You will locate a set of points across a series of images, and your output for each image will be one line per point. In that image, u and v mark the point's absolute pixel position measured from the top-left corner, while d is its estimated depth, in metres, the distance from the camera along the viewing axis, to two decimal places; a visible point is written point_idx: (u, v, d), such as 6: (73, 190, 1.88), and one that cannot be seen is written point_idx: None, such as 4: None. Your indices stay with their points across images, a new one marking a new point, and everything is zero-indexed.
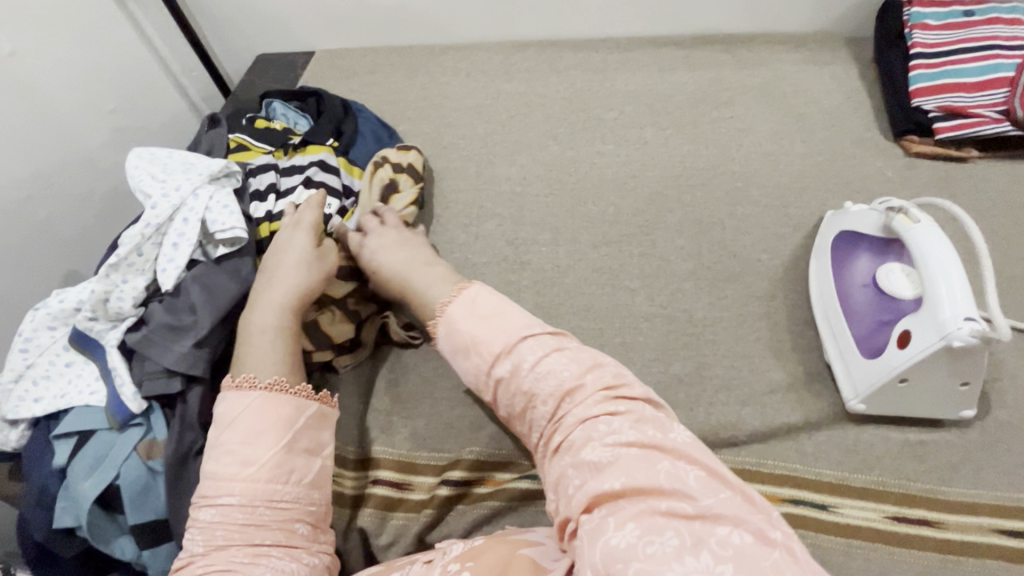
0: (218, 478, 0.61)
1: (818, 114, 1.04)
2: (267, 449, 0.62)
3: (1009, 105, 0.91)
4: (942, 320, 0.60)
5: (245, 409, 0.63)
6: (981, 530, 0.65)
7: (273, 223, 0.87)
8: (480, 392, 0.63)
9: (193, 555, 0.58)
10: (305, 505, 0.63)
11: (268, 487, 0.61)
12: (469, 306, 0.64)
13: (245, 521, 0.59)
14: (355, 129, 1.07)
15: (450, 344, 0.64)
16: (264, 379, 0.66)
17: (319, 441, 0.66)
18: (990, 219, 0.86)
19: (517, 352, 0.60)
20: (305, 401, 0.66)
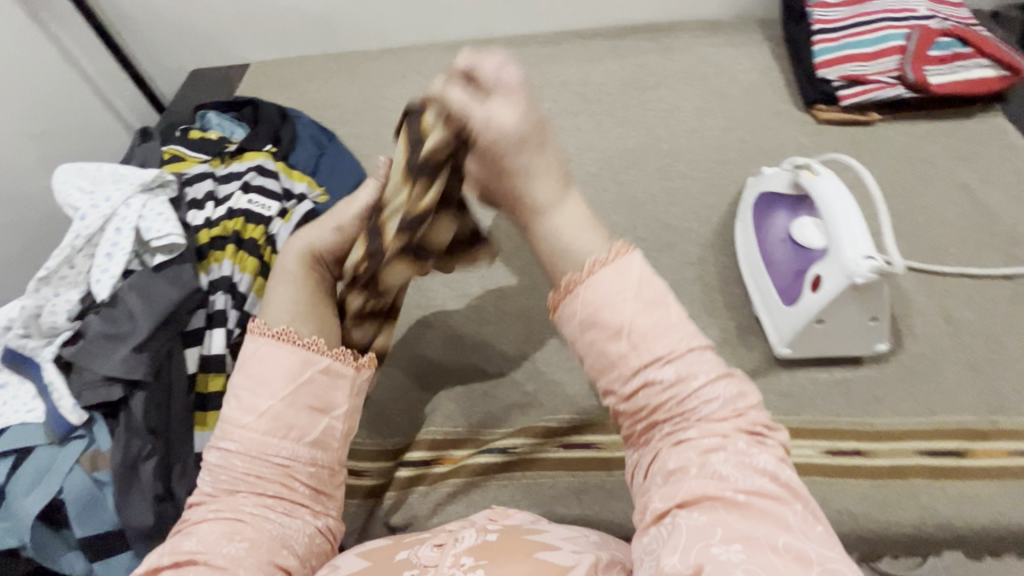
0: (227, 422, 0.60)
1: (738, 91, 1.10)
2: (267, 398, 0.59)
3: (901, 71, 0.99)
4: (847, 259, 0.65)
5: (257, 357, 0.61)
6: (903, 455, 0.68)
7: (212, 229, 0.87)
8: (601, 373, 0.55)
9: (200, 495, 0.58)
10: (308, 462, 0.60)
11: (269, 440, 0.58)
12: (619, 286, 0.55)
13: (244, 470, 0.57)
14: (294, 134, 1.07)
15: (585, 317, 0.55)
16: (275, 327, 0.63)
17: (327, 399, 0.62)
18: (894, 174, 0.94)
19: (681, 361, 0.53)
20: (312, 355, 0.62)
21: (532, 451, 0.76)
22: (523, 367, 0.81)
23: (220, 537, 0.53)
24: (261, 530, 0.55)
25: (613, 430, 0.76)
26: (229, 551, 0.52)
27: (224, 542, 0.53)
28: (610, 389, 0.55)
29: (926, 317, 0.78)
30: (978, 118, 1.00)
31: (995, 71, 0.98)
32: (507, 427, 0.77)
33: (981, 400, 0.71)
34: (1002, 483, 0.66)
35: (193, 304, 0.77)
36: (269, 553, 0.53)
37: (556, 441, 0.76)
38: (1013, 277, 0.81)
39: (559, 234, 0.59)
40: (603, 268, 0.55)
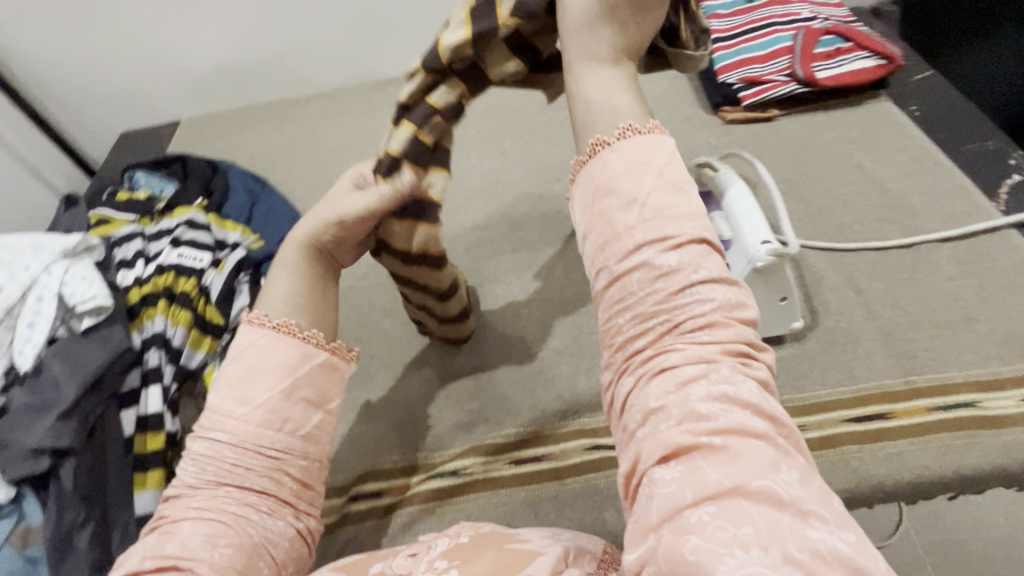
0: (218, 411, 0.59)
1: (651, 101, 1.16)
2: (262, 390, 0.59)
3: (792, 69, 1.06)
4: (747, 246, 0.70)
5: (254, 346, 0.61)
6: (831, 424, 0.71)
7: (142, 287, 0.86)
8: (600, 247, 0.52)
9: (185, 489, 0.56)
10: (298, 457, 0.59)
11: (264, 432, 0.58)
12: (641, 158, 0.53)
13: (234, 461, 0.57)
14: (226, 186, 1.08)
15: (599, 184, 0.53)
16: (276, 319, 0.62)
17: (322, 394, 0.62)
18: (798, 163, 1.00)
19: (685, 251, 0.50)
20: (312, 350, 0.62)
21: (483, 470, 0.75)
22: (467, 386, 0.82)
23: (205, 540, 0.52)
24: (242, 537, 0.53)
25: (562, 440, 0.76)
26: (213, 556, 0.51)
27: (204, 547, 0.51)
28: (604, 265, 0.52)
29: (838, 292, 0.83)
30: (867, 105, 1.08)
31: (875, 61, 1.06)
32: (456, 449, 0.77)
33: (895, 363, 0.75)
34: (925, 440, 0.69)
35: (125, 364, 0.78)
36: (247, 562, 0.52)
37: (507, 457, 0.75)
38: (912, 246, 0.87)
39: (589, 100, 0.58)
40: (627, 138, 0.54)
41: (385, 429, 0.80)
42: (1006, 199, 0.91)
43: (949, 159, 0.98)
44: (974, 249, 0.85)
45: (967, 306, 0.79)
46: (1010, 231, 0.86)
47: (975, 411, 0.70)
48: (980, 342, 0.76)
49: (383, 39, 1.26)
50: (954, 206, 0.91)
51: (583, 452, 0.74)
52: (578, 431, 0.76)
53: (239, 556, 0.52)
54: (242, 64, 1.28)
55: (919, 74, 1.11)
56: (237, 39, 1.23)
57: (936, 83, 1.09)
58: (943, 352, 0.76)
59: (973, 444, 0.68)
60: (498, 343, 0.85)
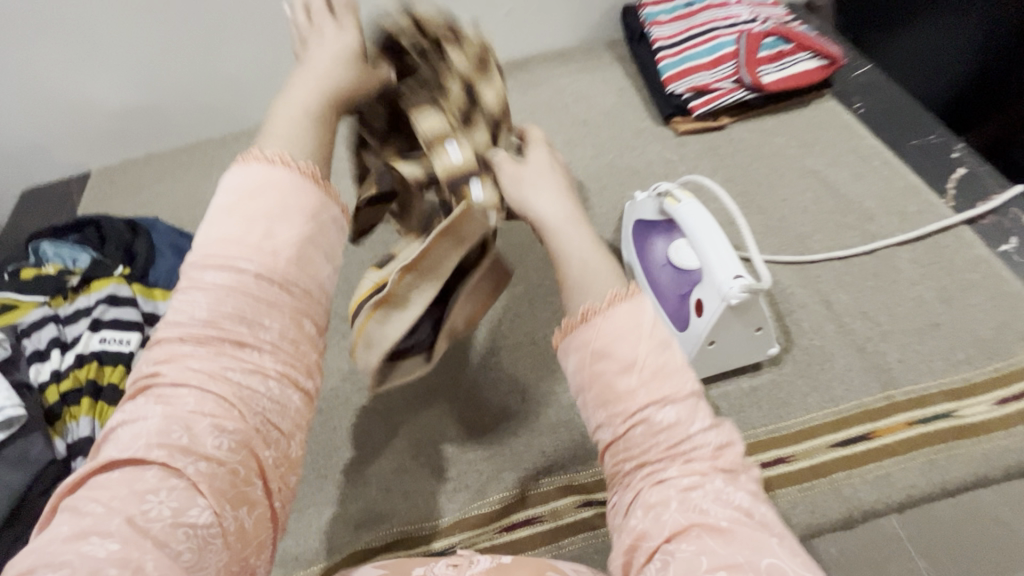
0: (219, 250, 0.46)
1: (600, 116, 1.13)
2: (284, 227, 0.47)
3: (738, 75, 1.04)
4: (720, 282, 0.67)
5: (257, 180, 0.48)
6: (820, 451, 0.70)
7: (61, 383, 0.76)
8: (602, 407, 0.49)
9: (187, 331, 0.43)
10: (319, 311, 0.49)
11: (286, 278, 0.46)
12: (633, 322, 0.49)
13: (253, 292, 0.44)
14: (151, 247, 0.96)
15: (596, 348, 0.50)
16: (274, 153, 0.50)
17: (336, 249, 0.51)
18: (752, 173, 0.99)
19: (684, 405, 0.47)
20: (329, 200, 0.51)
21: (472, 544, 0.70)
22: (443, 452, 0.76)
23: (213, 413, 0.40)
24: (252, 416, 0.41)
25: (551, 501, 0.72)
26: (218, 444, 0.40)
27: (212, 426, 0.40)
28: (608, 423, 0.49)
29: (808, 309, 0.82)
30: (813, 106, 1.08)
31: (817, 61, 1.06)
32: (442, 522, 0.71)
33: (872, 379, 0.75)
34: (911, 456, 0.69)
35: (49, 480, 0.68)
36: (262, 440, 0.42)
37: (495, 526, 0.71)
38: (873, 252, 0.87)
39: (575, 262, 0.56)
40: (616, 303, 0.50)
41: (356, 512, 0.73)
42: (954, 194, 0.92)
43: (896, 155, 0.99)
44: (930, 249, 0.86)
45: (931, 310, 0.80)
46: (961, 229, 0.88)
47: (953, 421, 0.71)
48: (949, 347, 0.77)
49: None
50: (907, 206, 0.92)
51: (574, 511, 0.71)
52: (566, 488, 0.72)
53: (251, 438, 0.41)
54: (155, 106, 1.15)
55: (858, 69, 1.12)
56: (146, 82, 1.11)
57: (876, 77, 1.10)
58: (916, 362, 0.76)
59: (954, 457, 0.69)
60: (470, 399, 0.80)
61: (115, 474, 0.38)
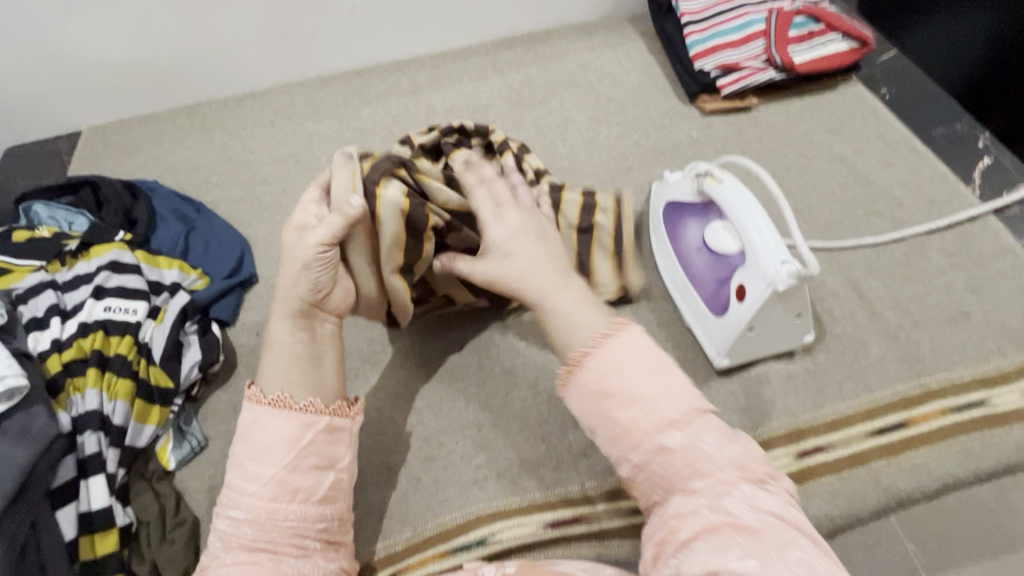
0: (233, 489, 0.56)
1: (624, 93, 1.09)
2: (270, 466, 0.55)
3: (768, 54, 1.02)
4: (766, 267, 0.65)
5: (255, 425, 0.57)
6: (858, 440, 0.70)
7: (63, 353, 0.71)
8: (613, 443, 0.52)
9: (209, 563, 0.54)
10: (315, 522, 0.56)
11: (275, 503, 0.54)
12: (625, 357, 0.53)
13: (253, 538, 0.53)
14: (151, 213, 0.92)
15: (594, 391, 0.53)
16: (271, 394, 0.58)
17: (329, 454, 0.58)
18: (780, 157, 0.97)
19: (687, 425, 0.51)
20: (313, 417, 0.58)
21: (506, 533, 0.67)
22: (472, 438, 0.74)
23: None
24: None
25: (601, 500, 0.69)
26: None
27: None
28: (623, 458, 0.52)
29: (840, 297, 0.81)
30: (840, 89, 1.06)
31: (847, 44, 1.03)
32: (482, 513, 0.69)
33: (906, 367, 0.75)
34: (945, 445, 0.70)
35: (55, 455, 0.64)
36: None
37: (540, 522, 0.68)
38: (903, 239, 0.86)
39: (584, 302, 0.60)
40: (606, 345, 0.53)
41: (384, 494, 0.71)
42: (980, 183, 0.92)
43: (924, 143, 0.98)
44: (960, 238, 0.86)
45: (961, 300, 0.80)
46: (989, 218, 0.88)
47: (986, 410, 0.71)
48: (979, 337, 0.77)
49: (319, 25, 1.09)
50: (935, 193, 0.91)
51: (624, 514, 0.68)
52: (616, 485, 0.70)
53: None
54: (153, 63, 1.08)
55: (883, 54, 1.10)
56: (142, 34, 1.03)
57: (904, 63, 1.08)
58: (948, 351, 0.76)
59: (989, 446, 0.69)
60: (498, 380, 0.78)
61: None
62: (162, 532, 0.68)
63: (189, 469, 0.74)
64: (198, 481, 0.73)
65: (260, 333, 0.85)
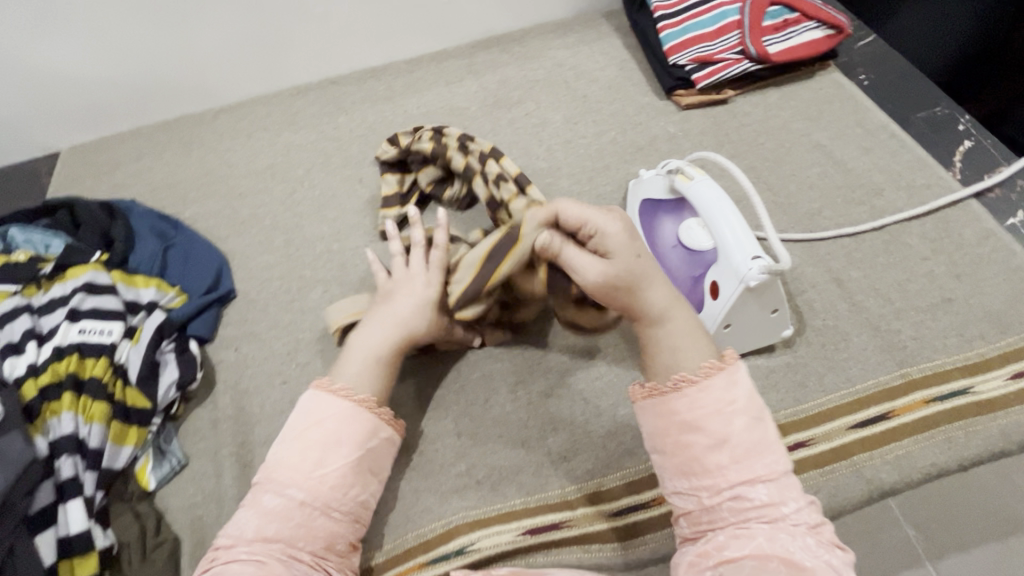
0: (288, 469, 0.58)
1: (600, 90, 1.09)
2: (336, 458, 0.59)
3: (743, 45, 1.00)
4: (737, 264, 0.64)
5: (326, 415, 0.60)
6: (839, 434, 0.69)
7: (39, 378, 0.71)
8: (687, 477, 0.55)
9: (239, 541, 0.55)
10: (351, 521, 0.60)
11: (332, 494, 0.58)
12: (726, 399, 0.55)
13: (300, 521, 0.56)
14: (129, 232, 0.92)
15: (685, 420, 0.56)
16: (353, 392, 0.62)
17: (377, 468, 0.63)
18: (758, 148, 0.96)
19: (772, 482, 0.52)
20: (380, 425, 0.63)
21: (486, 541, 0.67)
22: (452, 445, 0.73)
23: None
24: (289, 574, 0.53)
25: (580, 504, 0.69)
26: None
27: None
28: (694, 491, 0.54)
29: (820, 288, 0.80)
30: (818, 77, 1.04)
31: (823, 31, 1.02)
32: (462, 521, 0.68)
33: (887, 357, 0.74)
34: (929, 435, 0.69)
35: (31, 481, 0.64)
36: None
37: (520, 528, 0.67)
38: (883, 227, 0.85)
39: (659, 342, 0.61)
40: (711, 378, 0.56)
41: None
42: (960, 167, 0.91)
43: (903, 128, 0.96)
44: (940, 223, 0.85)
45: (943, 287, 0.79)
46: (970, 202, 0.87)
47: (970, 398, 0.70)
48: (961, 323, 0.76)
49: (291, 35, 1.08)
50: (915, 178, 0.90)
51: (603, 518, 0.68)
52: (595, 488, 0.69)
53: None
54: (127, 81, 1.07)
55: (862, 40, 1.08)
56: (113, 52, 1.02)
57: (882, 48, 1.07)
58: (929, 339, 0.75)
59: (972, 435, 0.68)
60: (477, 385, 0.77)
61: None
62: (143, 553, 0.68)
63: (171, 488, 0.74)
64: (179, 499, 0.73)
65: (239, 349, 0.85)
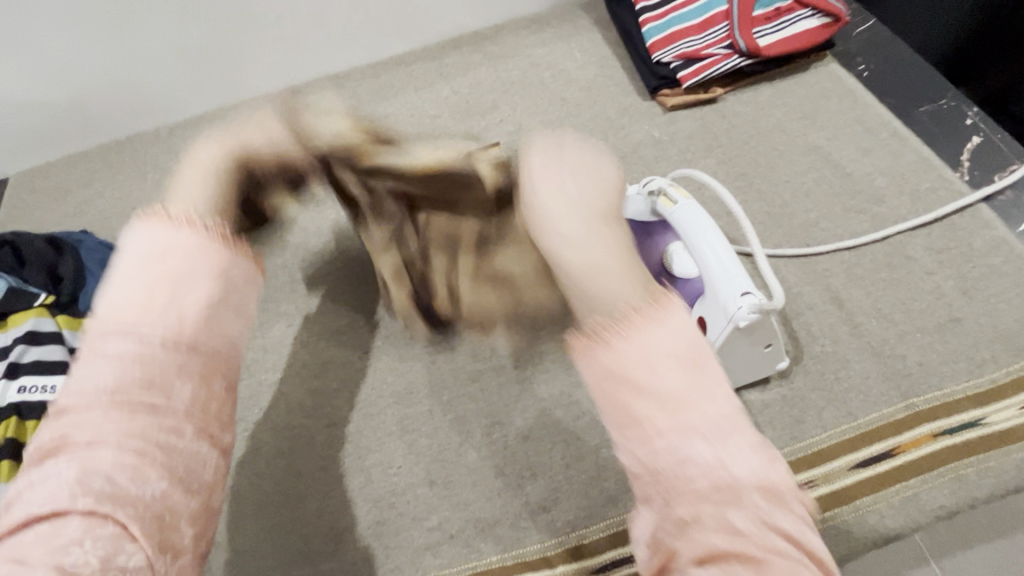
0: (118, 311, 0.43)
1: (580, 91, 1.01)
2: (194, 294, 0.45)
3: (731, 39, 0.92)
4: (724, 301, 0.59)
5: (156, 246, 0.46)
6: (840, 475, 0.64)
7: None
8: (622, 422, 0.41)
9: (88, 401, 0.39)
10: (224, 363, 0.46)
11: (196, 330, 0.44)
12: (668, 344, 0.42)
13: (154, 365, 0.41)
14: (78, 268, 0.82)
15: (621, 373, 0.42)
16: (179, 213, 0.49)
17: (241, 298, 0.49)
18: (749, 152, 0.90)
19: (719, 433, 0.40)
20: (234, 256, 0.49)
21: None
22: (424, 496, 0.68)
23: (135, 472, 0.38)
24: (171, 459, 0.40)
25: (560, 560, 0.64)
26: (145, 493, 0.38)
27: (136, 482, 0.38)
28: (624, 434, 0.41)
29: (817, 310, 0.74)
30: (814, 70, 0.97)
31: (818, 20, 0.94)
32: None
33: (892, 387, 0.68)
34: (938, 474, 0.64)
35: None
36: (175, 491, 0.39)
37: None
38: (885, 238, 0.79)
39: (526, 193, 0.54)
40: (641, 321, 0.43)
41: (331, 566, 0.66)
42: (969, 166, 0.84)
43: (905, 125, 0.89)
44: (947, 232, 0.79)
45: (951, 304, 0.73)
46: (979, 207, 0.80)
47: (982, 431, 0.65)
48: (971, 345, 0.70)
49: (245, 44, 1.00)
50: (919, 182, 0.83)
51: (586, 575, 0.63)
52: (577, 541, 0.65)
53: (179, 487, 0.40)
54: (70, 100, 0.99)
55: (860, 25, 1.00)
56: (52, 71, 0.94)
57: (883, 35, 0.99)
58: (937, 364, 0.69)
59: (985, 472, 0.63)
60: (450, 429, 0.72)
61: (34, 531, 0.35)
62: None
63: None
64: None
65: None
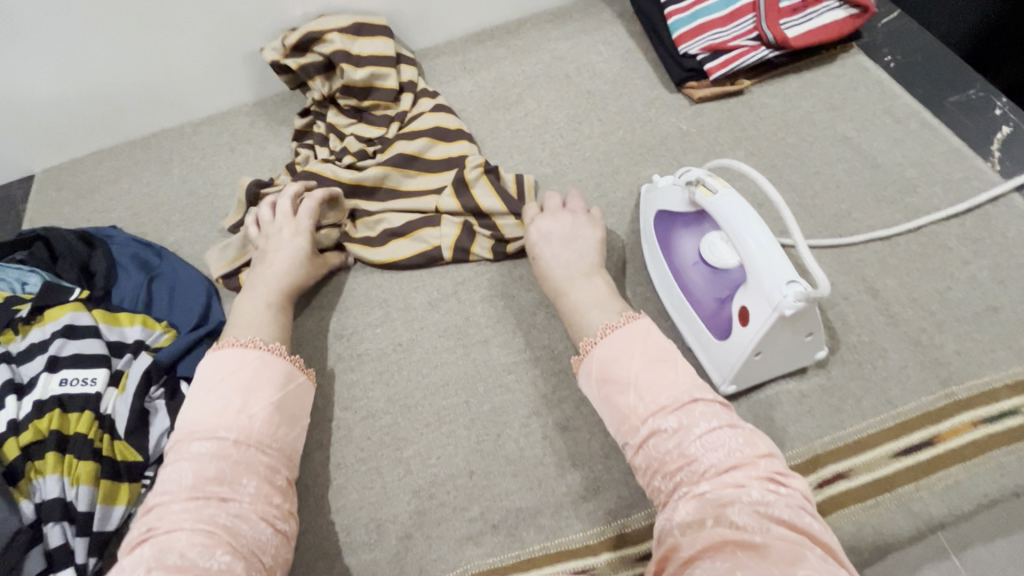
0: (203, 423, 0.56)
1: (606, 85, 1.01)
2: (259, 403, 0.58)
3: (759, 30, 0.92)
4: (770, 289, 0.59)
5: (234, 366, 0.60)
6: (881, 464, 0.64)
7: (20, 436, 0.67)
8: (618, 422, 0.55)
9: (175, 497, 0.51)
10: (283, 465, 0.58)
11: (260, 431, 0.57)
12: (629, 346, 0.58)
13: (236, 459, 0.54)
14: (110, 263, 0.83)
15: (599, 377, 0.58)
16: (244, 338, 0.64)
17: (296, 411, 0.63)
18: (778, 144, 0.89)
19: (685, 412, 0.52)
20: (295, 371, 0.64)
21: None
22: (465, 488, 0.68)
23: (203, 549, 0.47)
24: (236, 542, 0.49)
25: (603, 549, 0.64)
26: (212, 565, 0.47)
27: (203, 557, 0.47)
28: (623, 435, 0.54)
29: (853, 300, 0.74)
30: (841, 61, 0.97)
31: (846, 11, 0.94)
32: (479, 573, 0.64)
33: (931, 375, 0.68)
34: (980, 462, 0.64)
35: (17, 552, 0.60)
36: (249, 567, 0.49)
37: None
38: (918, 229, 0.79)
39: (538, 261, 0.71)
40: (612, 333, 0.59)
41: (374, 556, 0.66)
42: (1000, 156, 0.84)
43: (935, 115, 0.89)
44: (980, 222, 0.79)
45: (987, 293, 0.73)
46: (1011, 196, 0.80)
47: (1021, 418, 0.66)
48: (1009, 334, 0.70)
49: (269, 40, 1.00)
50: (951, 172, 0.83)
51: (630, 563, 0.63)
52: (620, 530, 0.65)
53: (241, 562, 0.49)
54: (97, 98, 0.99)
55: (886, 16, 1.00)
56: (78, 67, 0.94)
57: (909, 26, 0.98)
58: (975, 353, 0.69)
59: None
60: (488, 420, 0.72)
61: None
62: None
63: None
64: None
65: None
